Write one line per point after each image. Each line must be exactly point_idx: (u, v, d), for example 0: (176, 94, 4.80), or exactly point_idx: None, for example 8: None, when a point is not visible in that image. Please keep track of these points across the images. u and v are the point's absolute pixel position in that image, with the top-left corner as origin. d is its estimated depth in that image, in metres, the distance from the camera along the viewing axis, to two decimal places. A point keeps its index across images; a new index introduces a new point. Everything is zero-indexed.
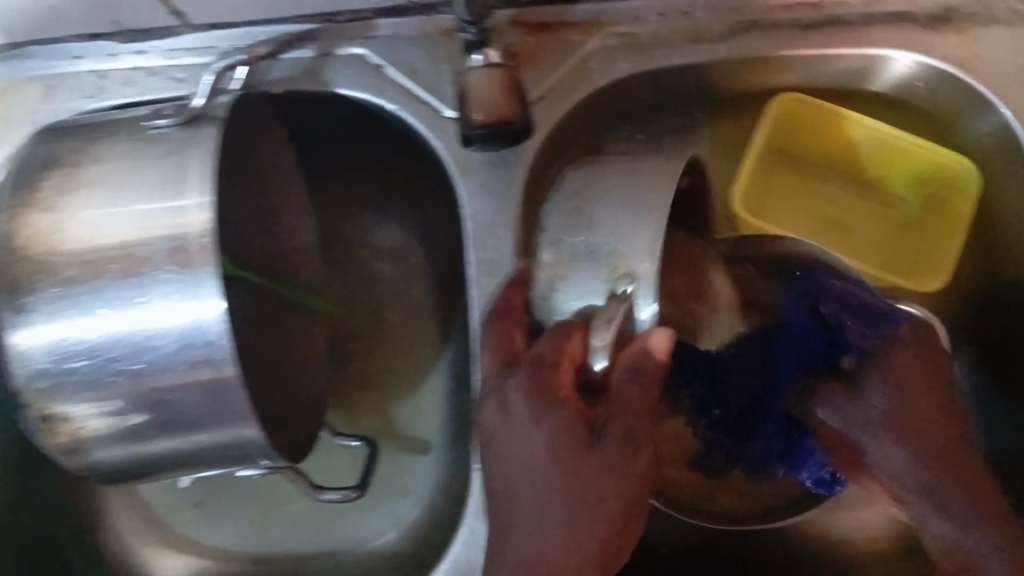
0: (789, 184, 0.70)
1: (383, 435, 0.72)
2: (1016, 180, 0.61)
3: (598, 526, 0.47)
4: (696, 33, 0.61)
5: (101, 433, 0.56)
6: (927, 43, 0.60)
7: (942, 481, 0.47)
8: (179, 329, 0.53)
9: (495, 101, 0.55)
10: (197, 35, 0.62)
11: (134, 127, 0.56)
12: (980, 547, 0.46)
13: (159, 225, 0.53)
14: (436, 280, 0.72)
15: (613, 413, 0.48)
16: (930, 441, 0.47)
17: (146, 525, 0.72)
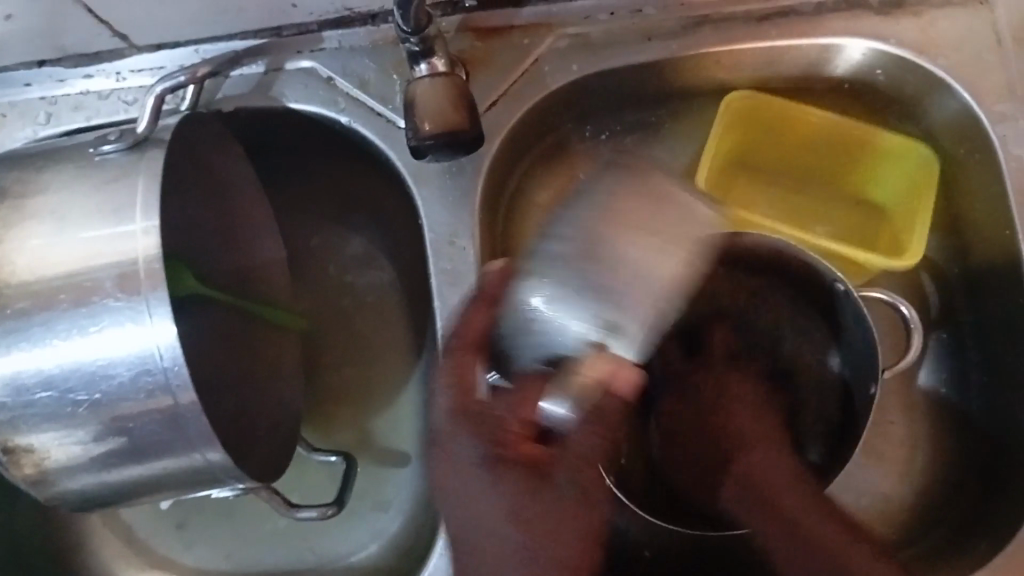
0: (747, 190, 0.69)
1: (360, 447, 0.71)
2: (974, 161, 0.61)
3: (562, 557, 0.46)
4: (648, 30, 0.61)
5: (69, 464, 0.53)
6: (882, 29, 0.60)
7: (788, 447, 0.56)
8: (133, 356, 0.49)
9: (443, 110, 0.53)
10: (144, 56, 0.62)
11: (78, 154, 0.54)
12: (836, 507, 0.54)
13: (108, 250, 0.49)
14: (405, 288, 0.72)
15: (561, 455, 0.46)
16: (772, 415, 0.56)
17: (127, 551, 0.71)
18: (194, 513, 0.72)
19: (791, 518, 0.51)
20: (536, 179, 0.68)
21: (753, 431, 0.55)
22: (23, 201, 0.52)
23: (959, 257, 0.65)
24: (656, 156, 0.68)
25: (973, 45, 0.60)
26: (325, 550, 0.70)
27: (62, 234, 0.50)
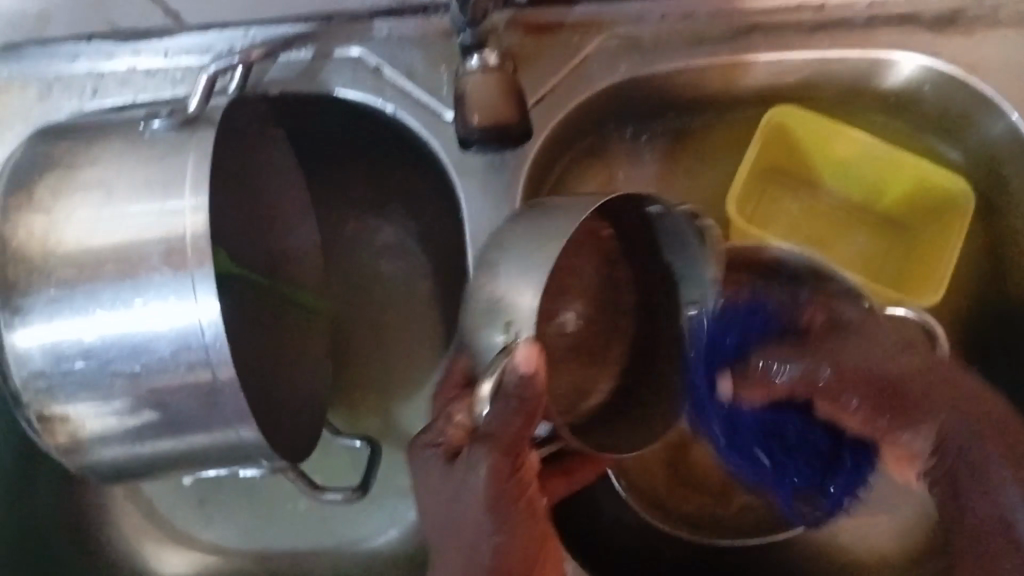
0: (779, 203, 0.68)
1: (384, 435, 0.72)
2: (1021, 184, 0.61)
3: (524, 543, 0.46)
4: (698, 34, 0.61)
5: (103, 435, 0.53)
6: (933, 46, 0.60)
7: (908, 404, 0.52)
8: (175, 332, 0.50)
9: (493, 104, 0.53)
10: (195, 34, 0.63)
11: (129, 128, 0.54)
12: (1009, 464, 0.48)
13: (155, 225, 0.50)
14: (437, 280, 0.72)
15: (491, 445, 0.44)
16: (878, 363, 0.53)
17: (148, 525, 0.72)
18: (216, 492, 0.72)
19: (981, 450, 0.48)
20: (576, 180, 0.67)
21: (898, 364, 0.50)
22: (72, 172, 0.52)
23: (997, 278, 0.64)
24: (697, 161, 0.69)
25: None
26: (345, 533, 0.70)
27: (110, 206, 0.51)
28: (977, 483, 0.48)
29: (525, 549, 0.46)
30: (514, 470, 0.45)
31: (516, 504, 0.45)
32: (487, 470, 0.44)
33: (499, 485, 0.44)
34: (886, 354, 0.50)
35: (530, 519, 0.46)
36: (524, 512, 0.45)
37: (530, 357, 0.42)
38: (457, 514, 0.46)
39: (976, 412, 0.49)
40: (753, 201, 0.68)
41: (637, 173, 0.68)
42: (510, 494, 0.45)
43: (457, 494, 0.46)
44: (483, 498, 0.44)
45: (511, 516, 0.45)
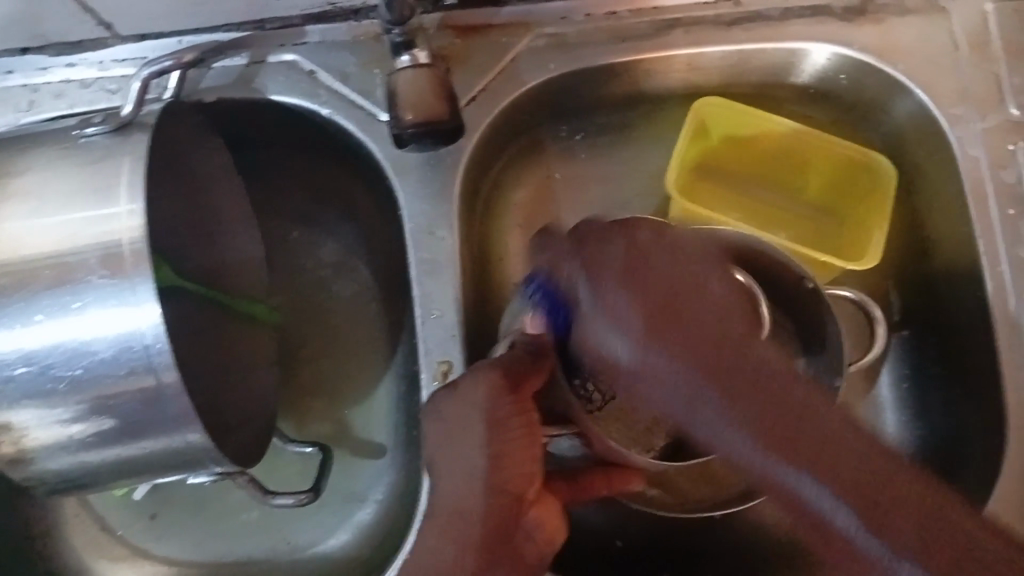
0: (713, 195, 0.71)
1: (335, 439, 0.72)
2: (937, 163, 0.63)
3: (524, 461, 0.45)
4: (622, 31, 0.63)
5: (48, 444, 0.53)
6: (845, 34, 0.62)
7: (675, 332, 0.39)
8: (115, 335, 0.50)
9: (425, 99, 0.55)
10: (128, 46, 0.63)
11: (64, 136, 0.54)
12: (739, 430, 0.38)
13: (90, 229, 0.50)
14: (382, 286, 0.73)
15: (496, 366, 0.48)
16: (648, 287, 0.40)
17: (100, 540, 0.71)
18: (168, 503, 0.72)
19: (719, 415, 0.38)
20: (511, 179, 0.70)
21: (673, 267, 0.41)
22: (8, 180, 0.52)
23: (919, 258, 0.67)
24: (629, 157, 0.71)
25: (931, 49, 0.62)
26: (300, 543, 0.70)
27: (46, 211, 0.51)
28: (760, 478, 0.38)
29: (522, 466, 0.45)
30: (512, 392, 0.47)
31: (509, 423, 0.46)
32: (485, 387, 0.47)
33: (495, 398, 0.46)
34: (709, 276, 0.41)
35: (529, 436, 0.46)
36: (521, 431, 0.46)
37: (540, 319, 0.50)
38: (460, 429, 0.46)
39: (783, 417, 0.38)
40: (688, 192, 0.70)
41: (573, 171, 0.70)
42: (508, 411, 0.46)
43: (459, 409, 0.47)
44: (480, 412, 0.46)
45: (508, 431, 0.45)
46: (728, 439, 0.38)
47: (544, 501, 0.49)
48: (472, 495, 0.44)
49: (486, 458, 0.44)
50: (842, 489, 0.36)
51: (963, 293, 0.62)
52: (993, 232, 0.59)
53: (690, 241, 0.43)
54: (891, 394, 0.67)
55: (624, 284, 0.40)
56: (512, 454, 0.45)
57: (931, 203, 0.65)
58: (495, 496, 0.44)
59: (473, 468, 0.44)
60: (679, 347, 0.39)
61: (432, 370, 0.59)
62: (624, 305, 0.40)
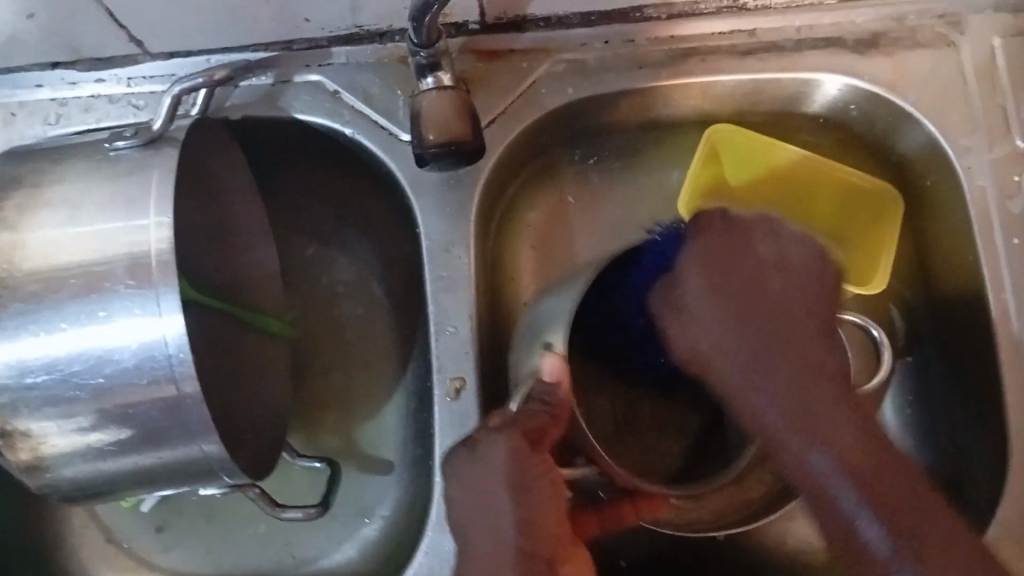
0: None
1: (345, 454, 0.72)
2: (944, 192, 0.65)
3: (551, 521, 0.49)
4: (639, 59, 0.65)
5: (66, 452, 0.54)
6: (858, 67, 0.64)
7: (753, 335, 0.52)
8: (140, 344, 0.50)
9: (449, 120, 0.56)
10: (154, 63, 0.64)
11: (93, 148, 0.55)
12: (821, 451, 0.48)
13: (120, 240, 0.51)
14: (396, 303, 0.73)
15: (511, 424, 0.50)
16: (757, 307, 0.52)
17: (108, 551, 0.72)
18: (176, 514, 0.72)
19: (802, 434, 0.49)
20: (525, 201, 0.71)
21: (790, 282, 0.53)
22: (37, 189, 0.53)
23: (926, 286, 0.68)
24: (642, 181, 0.72)
25: (941, 82, 0.64)
26: (305, 558, 0.71)
27: (76, 222, 0.52)
28: (822, 497, 0.48)
29: (550, 527, 0.49)
30: (533, 450, 0.50)
31: (535, 484, 0.49)
32: (504, 450, 0.49)
33: (520, 458, 0.49)
34: (782, 277, 0.53)
35: (554, 497, 0.49)
36: (548, 491, 0.49)
37: (554, 366, 0.54)
38: (486, 496, 0.49)
39: (831, 434, 0.49)
40: None
41: (586, 193, 0.72)
42: (531, 470, 0.49)
43: (483, 472, 0.49)
44: (505, 477, 0.49)
45: (532, 493, 0.49)
46: (817, 460, 0.48)
47: (577, 556, 0.51)
48: (506, 561, 0.47)
49: (518, 525, 0.48)
50: (883, 517, 0.46)
51: (970, 321, 0.63)
52: (1000, 262, 0.60)
53: (811, 279, 0.53)
54: (897, 420, 0.68)
55: (720, 305, 0.53)
56: (540, 518, 0.48)
57: (937, 233, 0.66)
58: (529, 562, 0.47)
59: (510, 532, 0.48)
60: (769, 364, 0.51)
61: (447, 386, 0.60)
62: (696, 290, 0.54)
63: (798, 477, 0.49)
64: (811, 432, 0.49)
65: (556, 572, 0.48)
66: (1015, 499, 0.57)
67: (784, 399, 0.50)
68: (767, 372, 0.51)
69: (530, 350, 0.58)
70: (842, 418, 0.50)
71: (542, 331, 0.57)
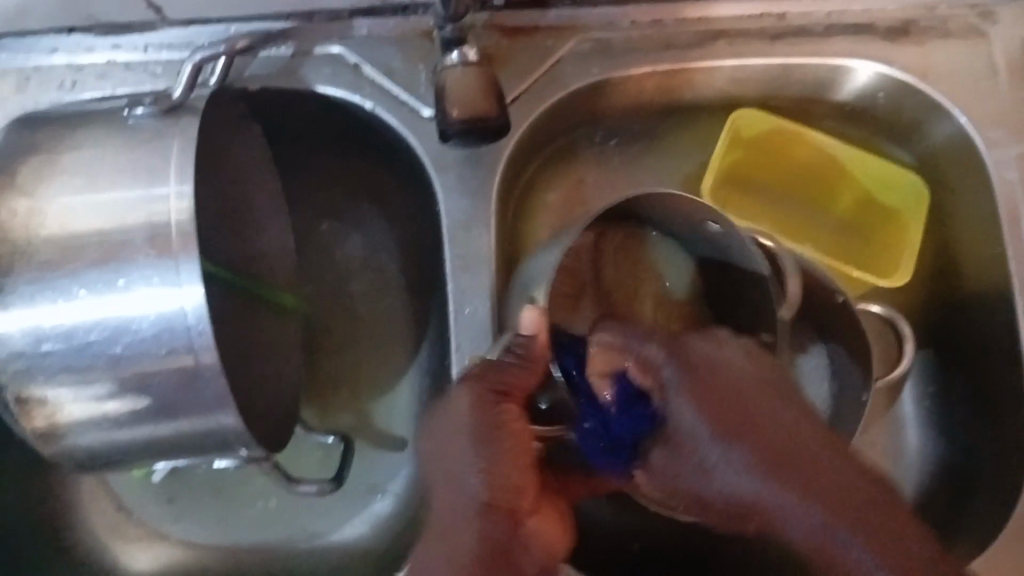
0: (746, 209, 0.71)
1: (356, 431, 0.72)
2: (971, 184, 0.64)
3: (512, 472, 0.48)
4: (666, 40, 0.64)
5: (80, 421, 0.53)
6: (888, 54, 0.63)
7: (729, 430, 0.48)
8: (157, 315, 0.50)
9: (472, 97, 0.55)
10: (173, 30, 0.64)
11: (112, 116, 0.55)
12: (813, 521, 0.46)
13: (140, 210, 0.50)
14: (411, 281, 0.73)
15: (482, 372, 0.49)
16: (715, 396, 0.49)
17: (118, 520, 0.72)
18: (186, 488, 0.72)
19: (796, 506, 0.46)
20: (545, 181, 0.70)
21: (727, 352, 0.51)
22: (56, 156, 0.53)
23: (948, 280, 0.67)
24: (664, 164, 0.71)
25: (972, 73, 0.63)
26: (316, 533, 0.71)
27: (92, 190, 0.51)
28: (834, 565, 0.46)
29: (510, 477, 0.48)
30: (498, 400, 0.48)
31: (498, 435, 0.48)
32: (470, 398, 0.48)
33: (482, 411, 0.48)
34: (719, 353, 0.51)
35: (520, 445, 0.48)
36: (513, 439, 0.48)
37: (533, 320, 0.50)
38: (450, 447, 0.48)
39: (835, 500, 0.46)
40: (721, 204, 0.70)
41: (607, 176, 0.71)
42: (493, 422, 0.48)
43: (448, 424, 0.49)
44: (470, 428, 0.48)
45: (498, 444, 0.47)
46: (811, 528, 0.46)
47: (543, 510, 0.51)
48: (466, 513, 0.47)
49: (478, 478, 0.47)
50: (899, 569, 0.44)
51: (992, 316, 0.62)
52: None
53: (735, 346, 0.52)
54: (914, 412, 0.68)
55: (691, 397, 0.49)
56: (503, 468, 0.47)
57: (962, 227, 0.65)
58: (487, 512, 0.47)
59: (470, 481, 0.47)
60: (751, 463, 0.47)
61: (462, 364, 0.59)
62: (688, 408, 0.49)
63: (802, 545, 0.47)
64: (794, 504, 0.46)
65: (518, 524, 0.48)
66: None
67: (766, 484, 0.47)
68: (750, 471, 0.47)
69: (516, 301, 0.56)
70: (830, 480, 0.47)
71: (528, 285, 0.55)
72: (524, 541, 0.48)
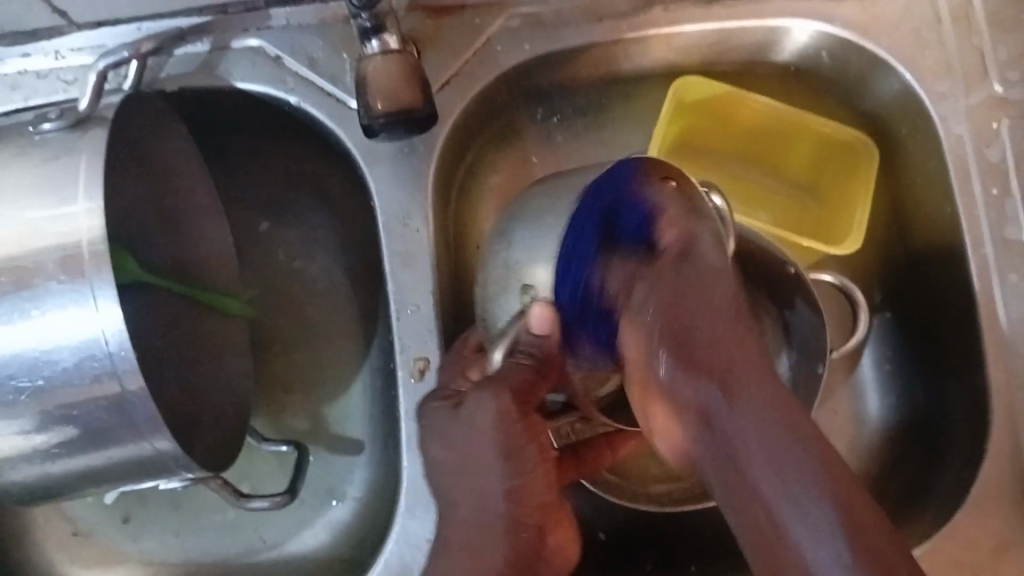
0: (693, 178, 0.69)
1: (311, 436, 0.70)
2: (921, 141, 0.62)
3: (537, 488, 0.49)
4: (599, 10, 0.61)
5: (10, 455, 0.51)
6: (829, 11, 0.60)
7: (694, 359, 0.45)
8: (76, 343, 0.47)
9: (396, 87, 0.52)
10: (82, 34, 0.60)
11: (18, 133, 0.52)
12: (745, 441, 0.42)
13: (49, 231, 0.48)
14: (356, 277, 0.70)
15: (499, 377, 0.48)
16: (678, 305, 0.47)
17: (73, 545, 0.69)
18: (140, 504, 0.70)
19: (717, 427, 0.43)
20: (486, 163, 0.68)
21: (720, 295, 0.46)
22: None
23: (902, 239, 0.66)
24: (607, 139, 0.69)
25: (916, 25, 0.61)
26: (277, 545, 0.69)
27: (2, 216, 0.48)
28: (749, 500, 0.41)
29: (538, 495, 0.49)
30: (524, 411, 0.48)
31: (521, 453, 0.48)
32: (495, 410, 0.48)
33: (508, 429, 0.48)
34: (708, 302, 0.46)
35: (544, 466, 0.49)
36: (537, 458, 0.49)
37: (544, 318, 0.47)
38: (471, 458, 0.49)
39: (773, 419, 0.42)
40: None
41: (551, 154, 0.68)
42: (520, 435, 0.48)
43: (469, 435, 0.48)
44: (494, 443, 0.48)
45: (522, 463, 0.49)
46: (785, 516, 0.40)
47: (557, 520, 0.51)
48: (494, 537, 0.48)
49: (503, 496, 0.48)
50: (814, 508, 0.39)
51: (947, 275, 0.61)
52: (978, 213, 0.58)
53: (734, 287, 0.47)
54: (874, 374, 0.67)
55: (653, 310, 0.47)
56: (529, 489, 0.49)
57: (914, 185, 0.64)
58: (515, 529, 0.48)
59: (497, 501, 0.48)
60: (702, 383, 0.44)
61: (410, 365, 0.57)
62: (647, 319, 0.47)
63: (760, 540, 0.40)
64: (805, 468, 0.40)
65: (543, 536, 0.49)
66: (998, 456, 0.55)
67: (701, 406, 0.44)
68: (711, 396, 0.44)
69: (504, 289, 0.53)
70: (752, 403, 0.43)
71: (517, 266, 0.53)
72: (546, 561, 0.50)
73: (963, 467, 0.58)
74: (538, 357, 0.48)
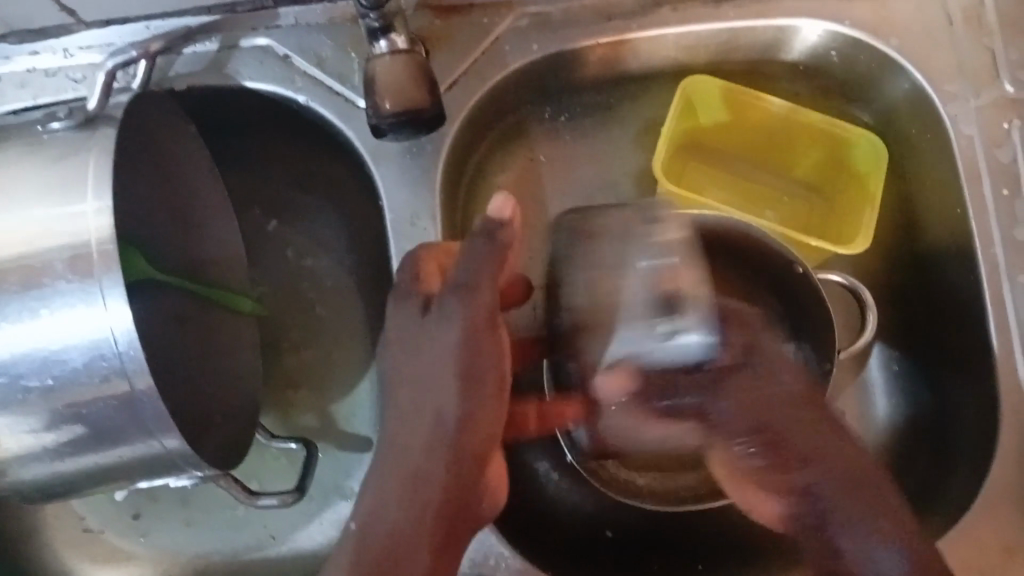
0: (702, 177, 0.69)
1: (318, 434, 0.70)
2: (931, 141, 0.62)
3: (485, 422, 0.47)
4: (607, 10, 0.61)
5: (20, 453, 0.51)
6: (837, 11, 0.60)
7: (784, 439, 0.49)
8: (85, 342, 0.48)
9: (404, 87, 0.53)
10: (93, 32, 0.60)
11: (27, 133, 0.52)
12: (815, 488, 0.48)
13: (58, 230, 0.48)
14: (363, 276, 0.70)
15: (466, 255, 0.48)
16: (774, 404, 0.50)
17: (83, 541, 0.70)
18: (150, 500, 0.70)
19: (831, 500, 0.47)
20: (494, 162, 0.68)
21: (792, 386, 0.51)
22: None
23: (911, 239, 0.65)
24: (615, 138, 0.69)
25: (926, 26, 0.60)
26: (285, 539, 0.69)
27: (12, 214, 0.49)
28: (823, 523, 0.47)
29: (488, 425, 0.47)
30: (492, 330, 0.47)
31: (481, 379, 0.47)
32: (465, 323, 0.47)
33: (478, 338, 0.47)
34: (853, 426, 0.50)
35: (498, 399, 0.48)
36: (494, 391, 0.48)
37: (505, 203, 0.49)
38: (429, 380, 0.48)
39: (840, 466, 0.48)
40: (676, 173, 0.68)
41: (559, 153, 0.68)
42: (486, 353, 0.47)
43: (437, 353, 0.47)
44: (455, 367, 0.47)
45: (479, 391, 0.47)
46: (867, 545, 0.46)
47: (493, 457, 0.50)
48: (436, 463, 0.46)
49: (454, 416, 0.47)
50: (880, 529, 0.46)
51: (955, 275, 0.61)
52: (987, 214, 0.58)
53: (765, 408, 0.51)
54: (882, 375, 0.66)
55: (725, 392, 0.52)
56: (481, 417, 0.47)
57: (923, 185, 0.64)
58: (457, 460, 0.46)
59: (444, 422, 0.47)
60: (822, 463, 0.48)
61: None
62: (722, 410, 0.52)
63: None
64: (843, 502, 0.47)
65: (483, 470, 0.48)
66: (1007, 459, 0.55)
67: (760, 433, 0.50)
68: (827, 472, 0.48)
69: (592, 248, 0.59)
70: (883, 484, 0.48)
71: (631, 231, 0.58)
72: (478, 495, 0.48)
73: (972, 468, 0.58)
74: (494, 238, 0.48)
